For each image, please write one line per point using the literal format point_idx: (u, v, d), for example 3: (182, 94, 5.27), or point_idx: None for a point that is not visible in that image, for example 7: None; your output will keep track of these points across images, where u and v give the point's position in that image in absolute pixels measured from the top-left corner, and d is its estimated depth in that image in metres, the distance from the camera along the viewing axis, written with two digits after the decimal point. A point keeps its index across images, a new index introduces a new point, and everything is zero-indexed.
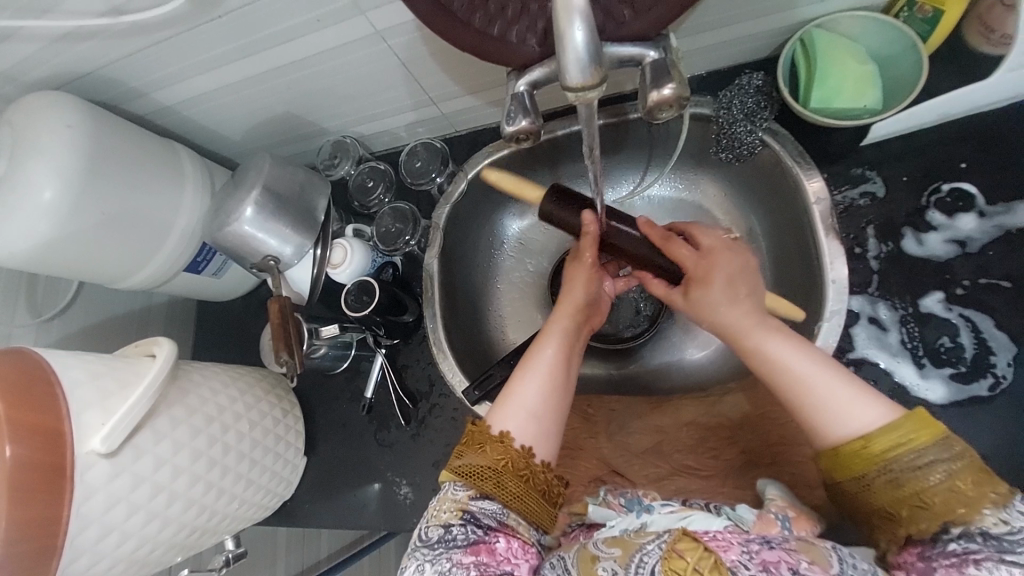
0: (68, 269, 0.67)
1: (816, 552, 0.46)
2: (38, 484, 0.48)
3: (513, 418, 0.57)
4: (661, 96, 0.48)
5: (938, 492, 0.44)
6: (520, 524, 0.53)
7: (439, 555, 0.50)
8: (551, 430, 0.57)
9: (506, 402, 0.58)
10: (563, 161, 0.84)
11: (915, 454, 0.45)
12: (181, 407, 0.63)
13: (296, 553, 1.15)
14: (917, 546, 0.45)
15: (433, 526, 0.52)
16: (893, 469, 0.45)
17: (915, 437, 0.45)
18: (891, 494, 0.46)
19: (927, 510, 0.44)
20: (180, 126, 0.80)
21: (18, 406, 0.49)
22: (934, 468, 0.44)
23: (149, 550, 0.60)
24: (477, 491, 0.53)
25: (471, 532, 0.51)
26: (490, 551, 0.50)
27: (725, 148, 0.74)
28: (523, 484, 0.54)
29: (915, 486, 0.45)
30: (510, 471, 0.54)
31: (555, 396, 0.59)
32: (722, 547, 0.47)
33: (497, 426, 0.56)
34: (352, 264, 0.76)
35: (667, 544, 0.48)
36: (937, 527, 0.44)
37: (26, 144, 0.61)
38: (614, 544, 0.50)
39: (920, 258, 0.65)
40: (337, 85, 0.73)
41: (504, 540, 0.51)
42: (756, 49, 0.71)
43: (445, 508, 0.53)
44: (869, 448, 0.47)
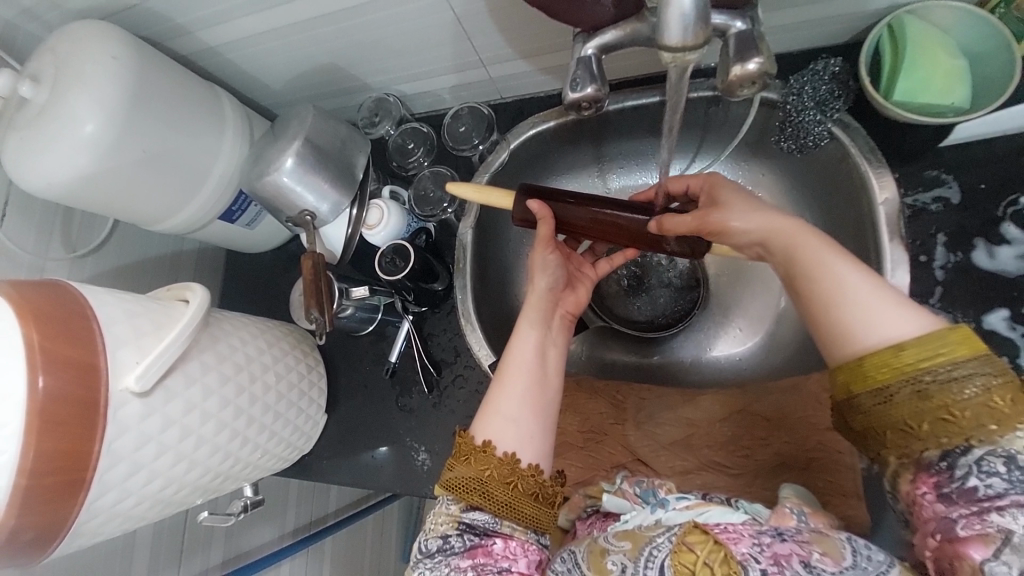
0: (106, 206, 0.66)
1: (828, 543, 0.45)
2: (71, 419, 0.48)
3: (495, 426, 0.56)
4: (744, 71, 0.45)
5: (969, 406, 0.42)
6: (516, 529, 0.53)
7: (439, 563, 0.51)
8: (535, 428, 0.56)
9: (487, 410, 0.57)
10: (611, 138, 0.80)
11: (951, 366, 0.43)
12: (212, 354, 0.62)
13: (306, 506, 1.17)
14: (933, 477, 0.43)
15: (431, 538, 0.53)
16: (924, 380, 0.43)
17: (957, 350, 0.43)
18: (914, 407, 0.44)
19: (953, 426, 0.42)
20: (222, 68, 0.77)
21: (57, 339, 0.48)
22: (969, 382, 0.42)
23: (175, 490, 0.61)
24: (467, 503, 0.53)
25: (469, 539, 0.52)
26: (488, 552, 0.51)
27: (788, 137, 0.70)
28: (511, 491, 0.53)
29: (944, 398, 0.43)
30: (495, 480, 0.53)
31: (541, 389, 0.58)
32: (732, 539, 0.46)
33: (479, 436, 0.55)
34: (388, 227, 0.75)
35: (676, 538, 0.47)
36: (958, 445, 0.42)
37: (71, 73, 0.59)
38: (624, 538, 0.49)
39: (989, 272, 0.61)
40: (386, 38, 0.70)
41: (501, 540, 0.51)
42: (835, 33, 0.66)
43: (439, 521, 0.53)
44: (901, 357, 0.44)
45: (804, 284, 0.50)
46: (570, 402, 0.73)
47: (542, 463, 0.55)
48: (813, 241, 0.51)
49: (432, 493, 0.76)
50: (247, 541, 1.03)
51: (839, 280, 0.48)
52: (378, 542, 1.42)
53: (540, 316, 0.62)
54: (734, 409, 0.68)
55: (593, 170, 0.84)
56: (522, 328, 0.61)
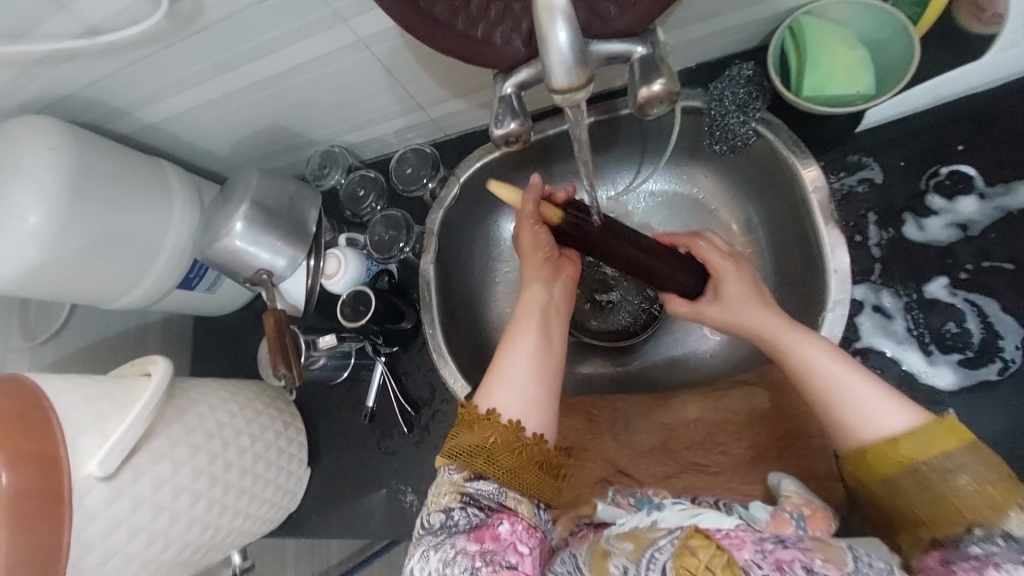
0: (59, 292, 0.67)
1: (832, 552, 0.45)
2: (35, 514, 0.48)
3: (501, 395, 0.56)
4: (650, 92, 0.48)
5: (965, 497, 0.44)
6: (520, 503, 0.52)
7: (444, 541, 0.49)
8: (540, 401, 0.56)
9: (492, 383, 0.57)
10: (555, 160, 0.83)
11: (943, 458, 0.46)
12: (180, 426, 0.62)
13: (306, 563, 1.15)
14: (941, 550, 0.44)
15: (434, 513, 0.52)
16: (921, 469, 0.46)
17: (940, 442, 0.46)
18: (919, 496, 0.46)
19: (953, 513, 0.44)
20: (167, 142, 0.79)
21: (12, 435, 0.48)
22: (960, 473, 0.45)
23: (154, 570, 0.60)
24: (471, 471, 0.53)
25: (473, 516, 0.51)
26: (495, 536, 0.49)
27: (719, 140, 0.73)
28: (517, 459, 0.53)
29: (942, 488, 0.45)
30: (501, 446, 0.53)
31: (542, 364, 0.58)
32: (734, 545, 0.47)
33: (484, 404, 0.56)
34: (347, 274, 0.76)
35: (679, 541, 0.46)
36: (960, 530, 0.44)
37: (9, 168, 0.60)
38: (627, 540, 0.50)
39: (922, 243, 0.64)
40: (323, 95, 0.72)
41: (507, 523, 0.50)
42: (746, 40, 0.70)
43: (442, 492, 0.52)
44: (895, 448, 0.47)
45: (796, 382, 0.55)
46: None
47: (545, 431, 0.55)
48: (796, 337, 0.56)
49: None
50: None
51: (816, 372, 0.53)
52: None
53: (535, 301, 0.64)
54: (705, 410, 0.69)
55: None
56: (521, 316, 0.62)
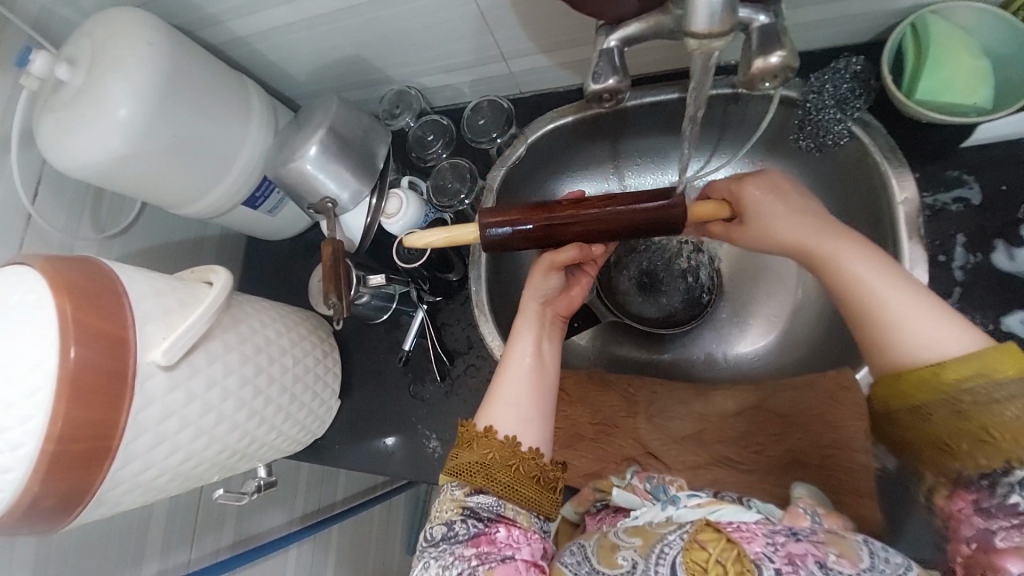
0: (134, 188, 0.68)
1: (845, 545, 0.45)
2: (99, 387, 0.50)
3: (498, 412, 0.57)
4: (767, 64, 0.45)
5: (1011, 428, 0.41)
6: (519, 513, 0.53)
7: (444, 550, 0.51)
8: (536, 417, 0.57)
9: (491, 400, 0.58)
10: (629, 133, 0.81)
11: (992, 387, 0.43)
12: (233, 334, 0.64)
13: (315, 492, 1.19)
14: (971, 493, 0.43)
15: (436, 525, 0.53)
16: (963, 400, 0.44)
17: (1000, 369, 0.43)
18: (953, 426, 0.44)
19: (989, 446, 0.42)
20: (250, 59, 0.79)
21: (90, 311, 0.50)
22: (1011, 404, 0.42)
23: (194, 464, 0.62)
24: (472, 486, 0.54)
25: (472, 526, 0.52)
26: (491, 541, 0.51)
27: (808, 135, 0.70)
28: (512, 474, 0.54)
29: (983, 419, 0.43)
30: (498, 463, 0.55)
31: (538, 379, 0.59)
32: (745, 539, 0.46)
33: (481, 423, 0.57)
34: (406, 217, 0.75)
35: (688, 535, 0.47)
36: (997, 466, 0.42)
37: (106, 58, 0.62)
38: (635, 534, 0.50)
39: (1009, 273, 0.60)
40: (411, 31, 0.72)
41: (503, 529, 0.51)
42: (858, 32, 0.66)
43: (444, 507, 0.54)
44: (940, 375, 0.45)
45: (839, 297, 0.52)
46: (582, 394, 0.74)
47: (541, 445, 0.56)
48: (844, 249, 0.53)
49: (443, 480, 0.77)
50: (258, 524, 1.05)
51: (859, 277, 0.51)
52: (383, 533, 1.43)
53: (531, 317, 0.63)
54: (745, 406, 0.69)
55: (608, 166, 0.85)
56: (518, 330, 0.63)
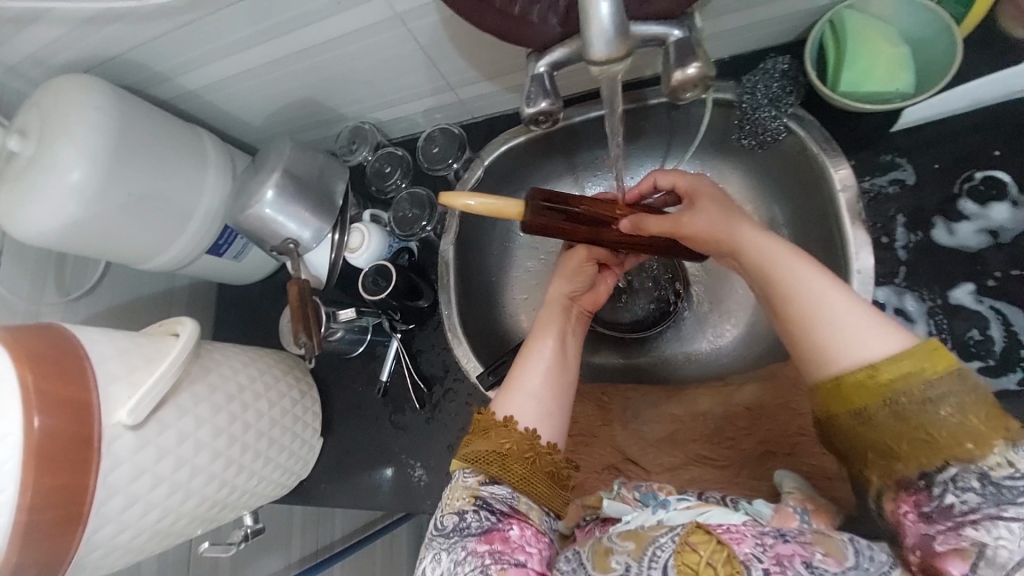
0: (95, 248, 0.69)
1: (832, 544, 0.46)
2: (65, 454, 0.49)
3: (516, 401, 0.59)
4: (685, 76, 0.48)
5: (945, 426, 0.44)
6: (530, 508, 0.55)
7: (455, 543, 0.51)
8: (553, 410, 0.59)
9: (511, 389, 0.60)
10: (580, 147, 0.83)
11: (925, 386, 0.45)
12: (203, 384, 0.64)
13: (311, 534, 1.17)
14: (912, 495, 0.44)
15: (447, 515, 0.53)
16: (901, 401, 0.45)
17: (931, 368, 0.45)
18: (893, 427, 0.45)
19: (931, 444, 0.44)
20: (203, 110, 0.81)
21: (51, 377, 0.50)
22: (943, 402, 0.44)
23: (172, 521, 0.62)
24: (487, 475, 0.55)
25: (484, 521, 0.51)
26: (504, 539, 0.50)
27: (748, 133, 0.73)
28: (528, 466, 0.56)
29: (922, 418, 0.44)
30: (515, 454, 0.56)
31: (557, 378, 0.61)
32: (735, 539, 0.47)
33: (500, 412, 0.59)
34: (369, 249, 0.78)
35: (680, 538, 0.48)
36: (936, 464, 0.43)
37: (56, 125, 0.63)
38: (627, 538, 0.50)
39: (951, 247, 0.63)
40: (356, 70, 0.74)
41: (516, 527, 0.51)
42: (783, 32, 0.69)
43: (457, 496, 0.54)
44: (877, 377, 0.46)
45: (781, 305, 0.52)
46: None
47: (558, 441, 0.58)
48: (789, 262, 0.52)
49: (431, 507, 0.77)
50: (254, 571, 1.03)
51: (797, 284, 0.51)
52: (387, 568, 1.41)
53: (554, 312, 0.65)
54: (714, 403, 0.69)
55: (566, 180, 0.87)
56: (540, 329, 0.64)
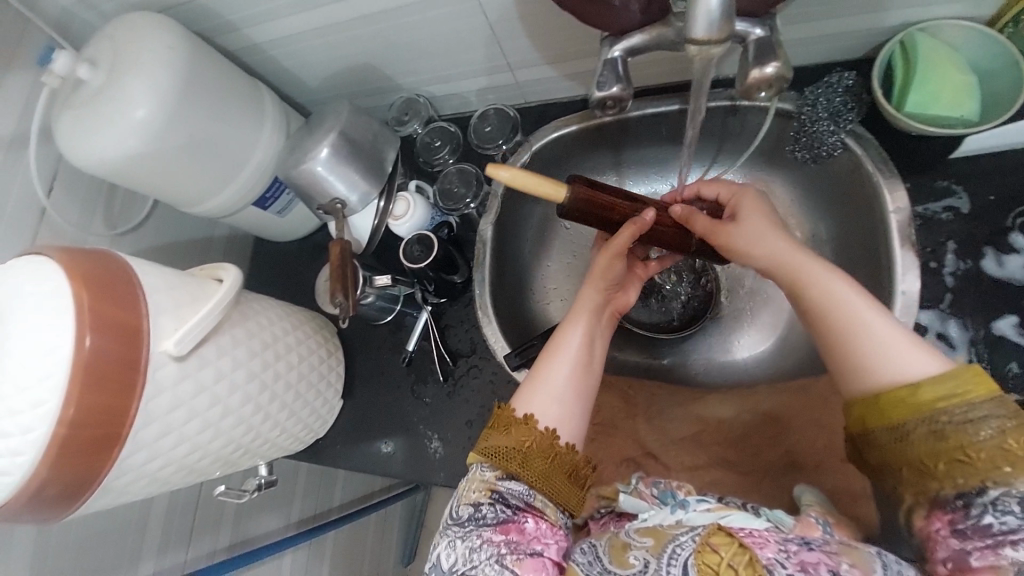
0: (148, 184, 0.70)
1: (858, 556, 0.46)
2: (112, 376, 0.50)
3: (538, 402, 0.58)
4: (763, 73, 0.48)
5: (985, 448, 0.43)
6: (547, 505, 0.54)
7: (470, 532, 0.51)
8: (575, 413, 0.58)
9: (531, 387, 0.59)
10: (629, 142, 0.84)
11: (966, 408, 0.44)
12: (242, 329, 0.65)
13: (311, 497, 1.19)
14: (948, 514, 0.44)
15: (462, 505, 0.53)
16: (940, 420, 0.45)
17: (973, 390, 0.44)
18: (930, 447, 0.45)
19: (967, 465, 0.43)
20: (263, 65, 0.82)
21: (105, 301, 0.50)
22: (985, 424, 0.43)
23: (198, 458, 0.63)
24: (504, 471, 0.54)
25: (500, 511, 0.51)
26: (520, 530, 0.50)
27: (803, 146, 0.73)
28: (549, 463, 0.55)
29: (960, 439, 0.44)
30: (535, 451, 0.55)
31: (579, 380, 0.59)
32: (758, 544, 0.47)
33: (521, 409, 0.57)
34: (412, 219, 0.78)
35: (700, 538, 0.48)
36: (973, 486, 0.43)
37: (129, 59, 0.64)
38: (647, 535, 0.51)
39: (999, 280, 0.63)
40: (421, 40, 0.74)
41: (532, 520, 0.51)
42: (849, 48, 0.69)
43: (473, 487, 0.53)
44: (915, 395, 0.46)
45: (817, 316, 0.53)
46: None
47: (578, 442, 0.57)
48: (828, 277, 0.54)
49: (444, 479, 0.77)
50: (255, 527, 1.04)
51: (835, 297, 0.52)
52: (378, 543, 1.43)
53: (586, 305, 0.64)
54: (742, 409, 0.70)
55: (610, 175, 0.88)
56: (570, 319, 0.64)
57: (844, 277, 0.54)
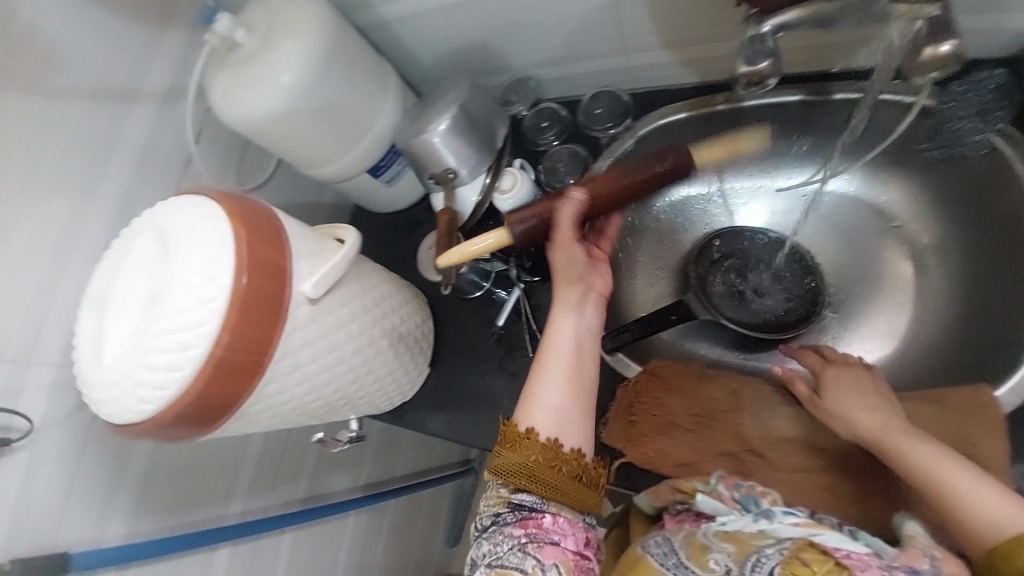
0: (283, 144, 0.75)
1: None
2: (262, 306, 0.54)
3: (538, 416, 0.58)
4: (937, 52, 0.48)
5: None
6: (561, 509, 0.56)
7: (494, 532, 0.55)
8: (574, 418, 0.58)
9: (528, 400, 0.59)
10: (734, 136, 0.81)
11: None
12: (358, 285, 0.68)
13: (376, 465, 1.23)
14: None
15: (483, 517, 0.58)
16: None
17: None
18: None
19: None
20: (386, 41, 0.86)
21: (257, 237, 0.54)
22: None
23: (312, 400, 0.66)
24: (515, 486, 0.56)
25: (518, 513, 0.56)
26: (537, 525, 0.55)
27: (941, 144, 0.69)
28: (556, 474, 0.56)
29: None
30: (541, 464, 0.56)
31: (574, 385, 0.59)
32: (861, 568, 0.45)
33: (522, 424, 0.58)
34: (518, 195, 0.77)
35: (790, 551, 0.48)
36: None
37: (282, 25, 0.69)
38: (728, 540, 0.51)
39: None
40: (544, 20, 0.76)
41: (549, 515, 0.55)
42: (1007, 41, 0.64)
43: (490, 502, 0.58)
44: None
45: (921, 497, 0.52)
46: (679, 384, 0.72)
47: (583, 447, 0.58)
48: (916, 441, 0.54)
49: None
50: (328, 485, 1.09)
51: (926, 459, 0.53)
52: (429, 520, 1.46)
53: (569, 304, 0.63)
54: None
55: (711, 171, 0.85)
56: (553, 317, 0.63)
57: (936, 444, 0.54)
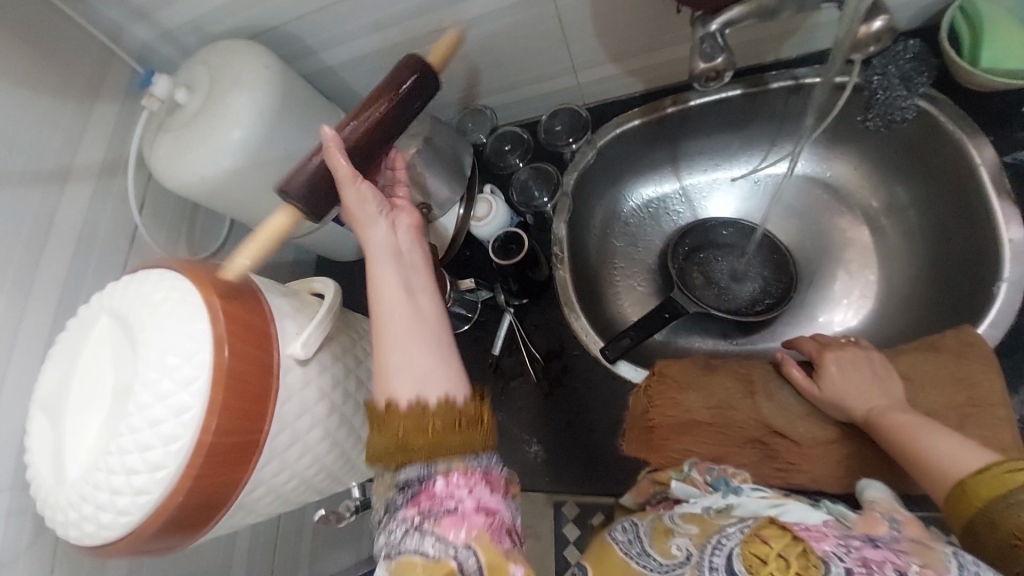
0: (238, 203, 0.70)
1: (931, 556, 0.40)
2: (247, 379, 0.48)
3: (394, 381, 0.46)
4: (870, 30, 0.53)
5: None
6: (453, 464, 0.45)
7: (388, 521, 0.45)
8: (434, 366, 0.47)
9: (379, 368, 0.47)
10: (683, 137, 0.85)
11: None
12: (346, 337, 0.63)
13: None
14: None
15: (381, 501, 0.47)
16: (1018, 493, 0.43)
17: None
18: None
19: None
20: (332, 89, 0.84)
21: (233, 303, 0.49)
22: None
23: (314, 472, 0.60)
24: (396, 468, 0.46)
25: (408, 487, 0.45)
26: (430, 494, 0.44)
27: (876, 116, 0.74)
28: (425, 435, 0.45)
29: None
30: (410, 433, 0.45)
31: (420, 333, 0.48)
32: (815, 537, 0.44)
33: (381, 398, 0.46)
34: (496, 217, 0.81)
35: (749, 530, 0.45)
36: None
37: (226, 81, 0.65)
38: (691, 521, 0.50)
39: None
40: (493, 50, 0.77)
41: (440, 477, 0.44)
42: (910, 19, 0.72)
43: (383, 488, 0.47)
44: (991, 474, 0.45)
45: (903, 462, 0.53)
46: (689, 379, 0.69)
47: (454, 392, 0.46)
48: (903, 416, 0.55)
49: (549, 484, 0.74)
50: None
51: (902, 425, 0.54)
52: None
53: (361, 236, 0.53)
54: None
55: (668, 171, 0.89)
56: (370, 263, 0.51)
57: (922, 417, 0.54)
